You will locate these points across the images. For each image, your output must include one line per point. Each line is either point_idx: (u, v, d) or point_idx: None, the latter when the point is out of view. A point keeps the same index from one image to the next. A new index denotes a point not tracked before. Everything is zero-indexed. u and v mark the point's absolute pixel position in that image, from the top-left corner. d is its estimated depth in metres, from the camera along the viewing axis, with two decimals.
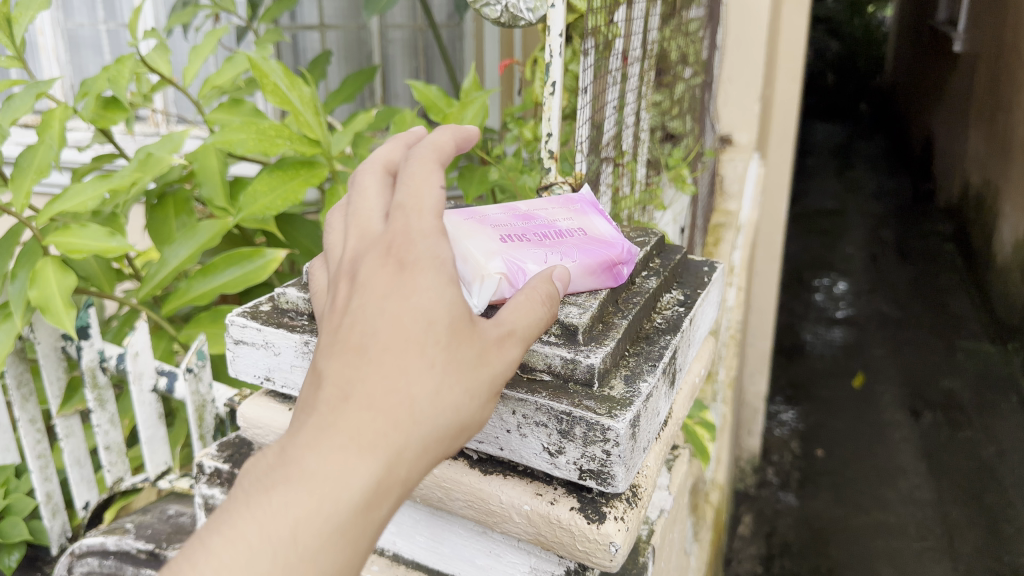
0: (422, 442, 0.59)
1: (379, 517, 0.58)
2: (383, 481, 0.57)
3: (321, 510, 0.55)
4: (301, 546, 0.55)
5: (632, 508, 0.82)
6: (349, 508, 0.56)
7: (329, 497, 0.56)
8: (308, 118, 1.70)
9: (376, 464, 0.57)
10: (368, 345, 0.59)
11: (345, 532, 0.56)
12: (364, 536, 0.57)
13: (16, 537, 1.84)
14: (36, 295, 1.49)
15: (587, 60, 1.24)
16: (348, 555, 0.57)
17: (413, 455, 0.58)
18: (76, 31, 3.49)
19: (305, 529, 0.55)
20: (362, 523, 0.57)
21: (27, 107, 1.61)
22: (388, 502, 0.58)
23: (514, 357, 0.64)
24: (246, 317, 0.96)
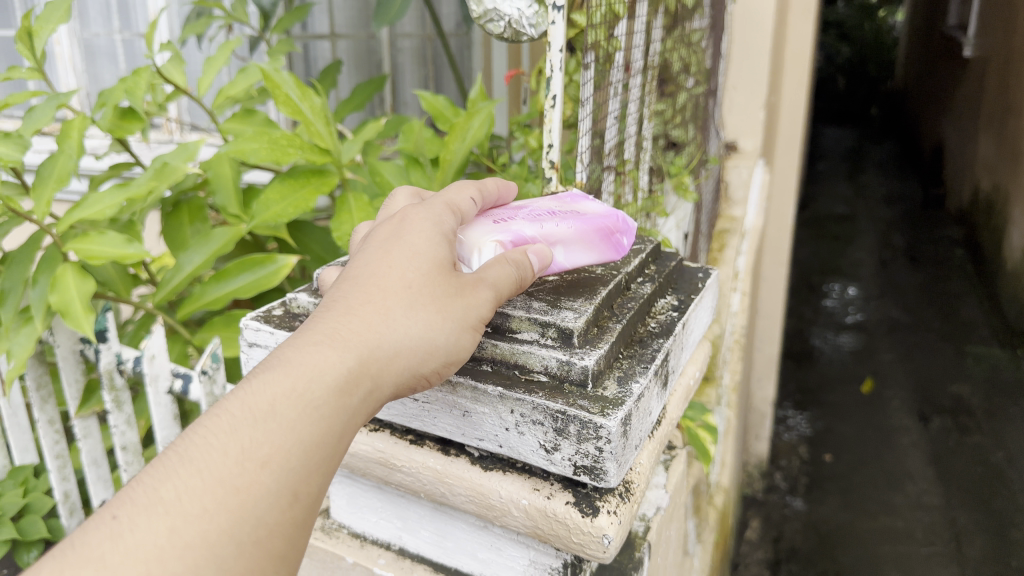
0: (395, 347, 0.72)
1: (348, 409, 0.69)
2: (356, 373, 0.69)
3: (301, 386, 0.67)
4: (278, 412, 0.65)
5: (625, 502, 0.86)
6: (324, 387, 0.67)
7: (308, 376, 0.67)
8: (319, 127, 1.74)
9: (353, 355, 0.70)
10: (359, 276, 0.75)
11: (319, 412, 0.67)
12: (335, 419, 0.67)
13: (35, 535, 1.90)
14: (57, 299, 1.55)
15: (588, 73, 1.29)
16: (318, 432, 0.66)
17: (384, 361, 0.71)
18: (92, 41, 3.56)
19: (284, 400, 0.66)
20: (334, 406, 0.67)
21: (48, 118, 1.66)
22: (357, 397, 0.69)
23: (489, 302, 0.77)
24: (260, 321, 1.01)
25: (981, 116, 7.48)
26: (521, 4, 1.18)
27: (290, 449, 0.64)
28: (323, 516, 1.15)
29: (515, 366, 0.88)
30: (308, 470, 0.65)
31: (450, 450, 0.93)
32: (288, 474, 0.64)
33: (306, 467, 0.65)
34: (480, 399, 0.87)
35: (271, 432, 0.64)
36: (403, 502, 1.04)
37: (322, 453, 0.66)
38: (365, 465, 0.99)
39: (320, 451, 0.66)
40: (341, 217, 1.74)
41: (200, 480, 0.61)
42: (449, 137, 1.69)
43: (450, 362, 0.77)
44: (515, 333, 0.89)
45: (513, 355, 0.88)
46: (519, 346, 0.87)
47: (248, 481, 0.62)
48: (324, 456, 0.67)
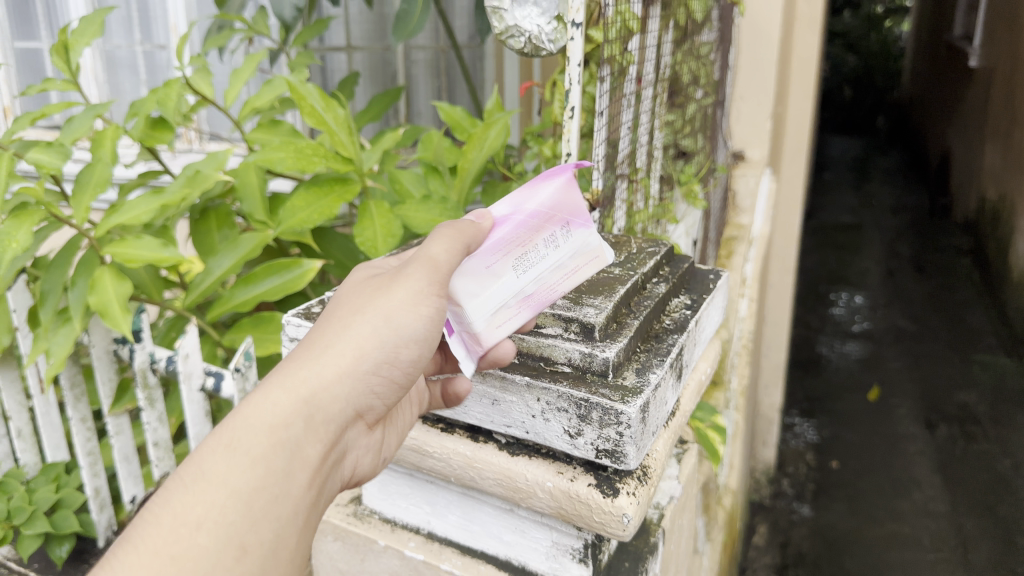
0: (319, 373, 0.81)
1: (285, 437, 0.78)
2: (284, 406, 0.79)
3: (233, 435, 0.77)
4: (210, 473, 0.75)
5: (643, 485, 0.93)
6: (254, 429, 0.77)
7: (239, 425, 0.77)
8: (342, 137, 1.81)
9: (280, 391, 0.79)
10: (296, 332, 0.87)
11: (255, 453, 0.77)
12: (272, 457, 0.77)
13: (67, 529, 1.97)
14: (95, 300, 1.63)
15: (603, 86, 1.36)
16: (256, 471, 0.76)
17: (310, 386, 0.80)
18: (113, 53, 3.64)
19: (218, 453, 0.76)
20: (266, 440, 0.77)
21: (86, 128, 1.74)
22: (293, 423, 0.78)
23: (421, 277, 0.82)
24: (301, 317, 1.09)
25: (987, 126, 7.54)
26: (540, 20, 1.24)
27: (226, 494, 0.74)
28: (355, 503, 1.21)
29: (541, 358, 0.95)
30: (249, 508, 0.75)
31: (479, 437, 1.01)
32: (229, 518, 0.74)
33: (246, 504, 0.75)
34: (508, 388, 0.94)
35: (206, 484, 0.74)
36: (432, 488, 1.10)
37: (265, 484, 0.76)
38: (398, 453, 1.06)
39: (261, 485, 0.76)
40: (363, 222, 1.78)
41: (143, 552, 0.70)
42: (467, 146, 1.75)
43: (394, 358, 0.84)
44: (540, 328, 0.96)
45: (539, 348, 0.95)
46: (544, 339, 0.94)
47: (186, 534, 0.72)
48: (267, 486, 0.76)
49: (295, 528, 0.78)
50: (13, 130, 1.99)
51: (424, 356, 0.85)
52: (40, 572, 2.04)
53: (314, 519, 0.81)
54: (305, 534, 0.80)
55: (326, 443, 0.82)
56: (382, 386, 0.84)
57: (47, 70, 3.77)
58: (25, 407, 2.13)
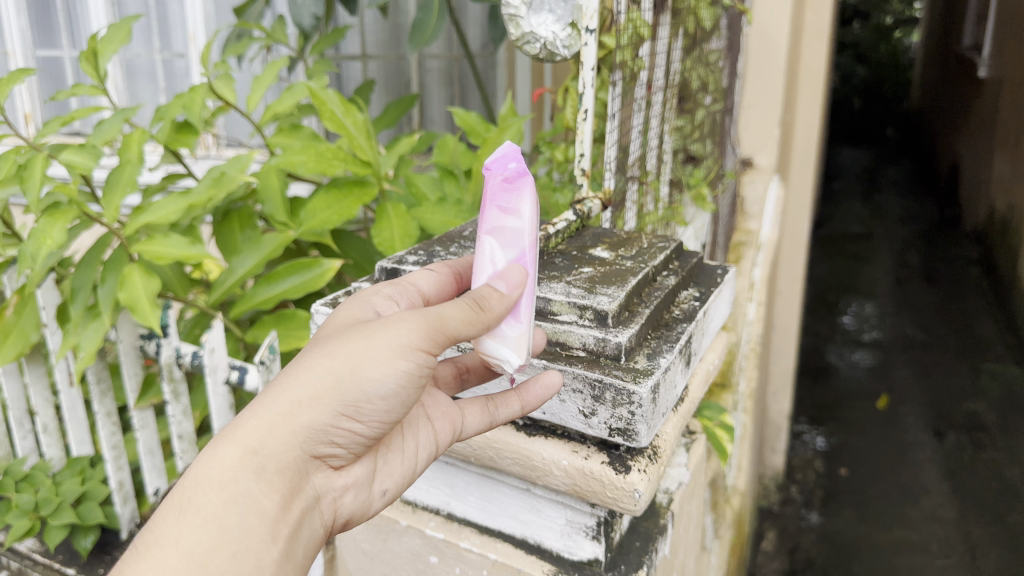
0: (268, 425, 0.80)
1: (237, 491, 0.78)
2: (234, 462, 0.78)
3: (184, 497, 0.77)
4: (165, 527, 0.77)
5: (653, 463, 0.99)
6: (204, 488, 0.78)
7: (191, 485, 0.78)
8: (361, 141, 1.87)
9: (230, 447, 0.79)
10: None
11: (209, 510, 0.77)
12: (225, 511, 0.77)
13: (93, 520, 2.02)
14: (125, 296, 1.69)
15: (615, 90, 1.42)
16: (206, 531, 0.76)
17: (259, 441, 0.79)
18: (133, 61, 3.73)
19: (172, 516, 0.77)
20: (218, 497, 0.77)
21: (116, 131, 1.80)
22: (243, 476, 0.78)
23: (404, 328, 0.79)
24: (329, 308, 1.17)
25: (996, 136, 7.57)
26: (556, 28, 1.28)
27: (179, 555, 0.75)
28: None
29: (557, 343, 1.01)
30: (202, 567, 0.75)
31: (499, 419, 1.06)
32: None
33: (197, 563, 0.75)
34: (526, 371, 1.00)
35: (159, 548, 0.76)
36: (451, 471, 1.16)
37: (217, 544, 0.76)
38: None
39: (212, 544, 0.76)
40: (381, 224, 1.83)
41: None
42: (482, 150, 1.80)
43: (359, 409, 0.81)
44: (556, 316, 1.02)
45: (555, 333, 1.01)
46: (561, 325, 1.00)
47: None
48: (219, 544, 0.76)
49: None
50: (43, 134, 2.05)
51: (395, 406, 0.83)
52: (64, 563, 2.10)
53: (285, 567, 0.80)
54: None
55: (286, 491, 0.81)
56: (344, 431, 0.83)
57: (69, 77, 3.86)
58: (51, 403, 2.19)
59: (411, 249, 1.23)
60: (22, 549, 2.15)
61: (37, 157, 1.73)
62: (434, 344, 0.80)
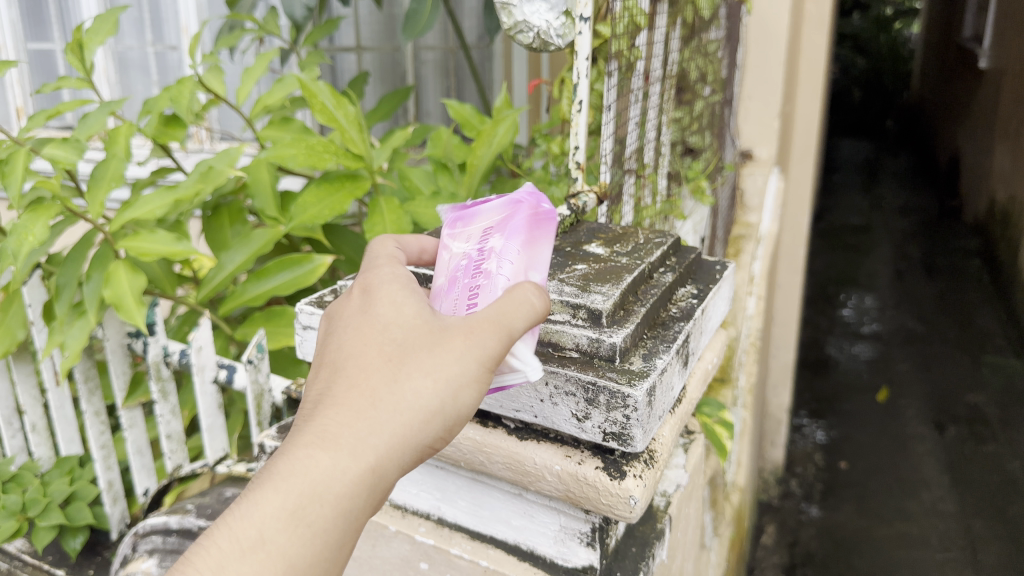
0: (389, 435, 0.69)
1: (349, 505, 0.68)
2: (354, 474, 0.68)
3: (292, 506, 0.66)
4: (265, 539, 0.65)
5: (649, 468, 0.96)
6: (319, 496, 0.67)
7: (305, 492, 0.67)
8: (353, 135, 1.80)
9: (349, 456, 0.68)
10: (337, 360, 0.73)
11: (315, 525, 0.67)
12: (336, 523, 0.67)
13: (81, 521, 1.98)
14: (110, 293, 1.65)
15: (611, 80, 1.37)
16: (319, 544, 0.66)
17: (384, 454, 0.69)
18: (125, 54, 3.67)
19: (278, 520, 0.66)
20: (332, 509, 0.67)
21: (101, 125, 1.76)
22: (358, 492, 0.68)
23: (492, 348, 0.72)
24: (314, 306, 1.14)
25: (997, 127, 7.50)
26: (550, 16, 1.23)
27: (284, 567, 0.65)
28: None
29: (549, 344, 0.97)
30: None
31: (488, 422, 1.03)
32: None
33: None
34: None
35: (265, 553, 0.65)
36: (442, 474, 1.13)
37: (322, 560, 0.67)
38: None
39: (318, 557, 0.67)
40: (373, 217, 1.76)
41: None
42: (476, 142, 1.73)
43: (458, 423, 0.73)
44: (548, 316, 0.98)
45: (547, 334, 0.97)
46: (552, 326, 0.96)
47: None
48: (325, 558, 0.67)
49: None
50: (28, 128, 2.01)
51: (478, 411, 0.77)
52: (54, 564, 2.06)
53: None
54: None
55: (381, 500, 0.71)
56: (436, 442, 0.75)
57: (61, 70, 3.81)
58: (40, 401, 2.16)
59: None
60: (11, 550, 2.12)
61: (19, 151, 1.69)
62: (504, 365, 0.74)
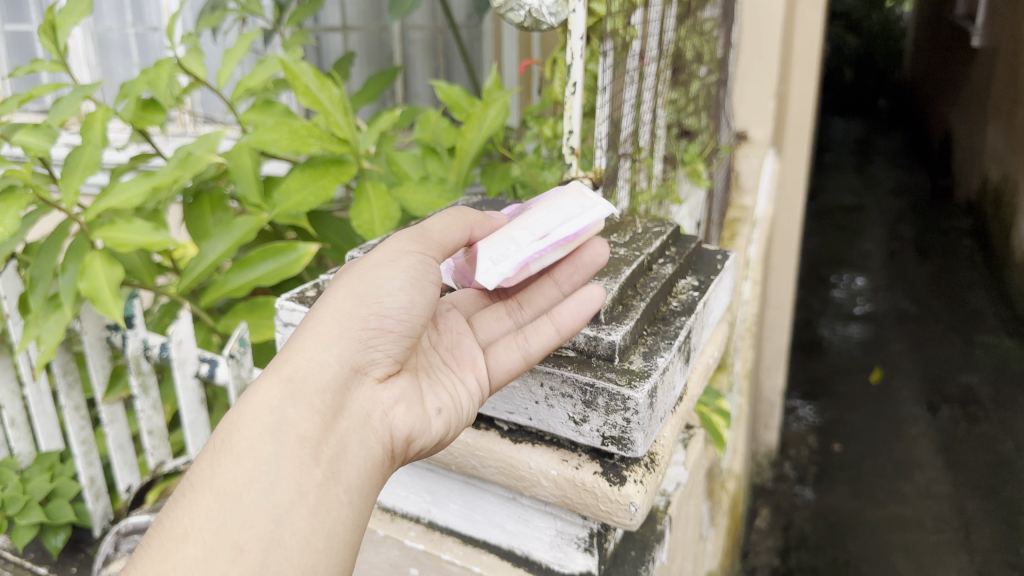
0: (290, 354, 0.79)
1: (275, 419, 0.75)
2: (272, 388, 0.76)
3: (221, 437, 0.75)
4: (202, 472, 0.73)
5: (650, 472, 0.90)
6: (239, 425, 0.75)
7: (225, 429, 0.75)
8: (338, 117, 1.69)
9: (267, 377, 0.77)
10: None
11: (246, 444, 0.74)
12: (264, 435, 0.74)
13: (63, 518, 1.93)
14: (85, 286, 1.59)
15: (606, 61, 1.30)
16: (249, 456, 0.73)
17: (296, 361, 0.78)
18: (105, 35, 3.58)
19: (208, 462, 0.73)
20: (254, 427, 0.74)
21: (74, 110, 1.68)
22: (279, 402, 0.76)
23: (402, 241, 0.85)
24: (295, 302, 1.08)
25: (990, 106, 7.44)
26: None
27: (215, 496, 0.71)
28: None
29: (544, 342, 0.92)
30: (244, 499, 0.71)
31: (480, 424, 0.97)
32: (219, 520, 0.70)
33: (238, 497, 0.71)
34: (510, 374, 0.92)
35: (198, 492, 0.72)
36: (432, 476, 1.08)
37: (257, 469, 0.72)
38: None
39: (251, 474, 0.72)
40: (359, 205, 1.64)
41: (147, 560, 0.69)
42: (466, 126, 1.66)
43: (380, 312, 0.81)
44: None
45: None
46: None
47: (174, 549, 0.69)
48: (258, 474, 0.72)
49: (306, 509, 0.72)
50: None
51: (413, 307, 0.83)
52: (36, 561, 2.01)
53: (334, 495, 0.74)
54: (323, 515, 0.73)
55: (322, 411, 0.77)
56: (377, 340, 0.81)
57: (40, 52, 3.71)
58: (19, 395, 2.09)
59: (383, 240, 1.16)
60: None
61: None
62: (426, 250, 0.86)
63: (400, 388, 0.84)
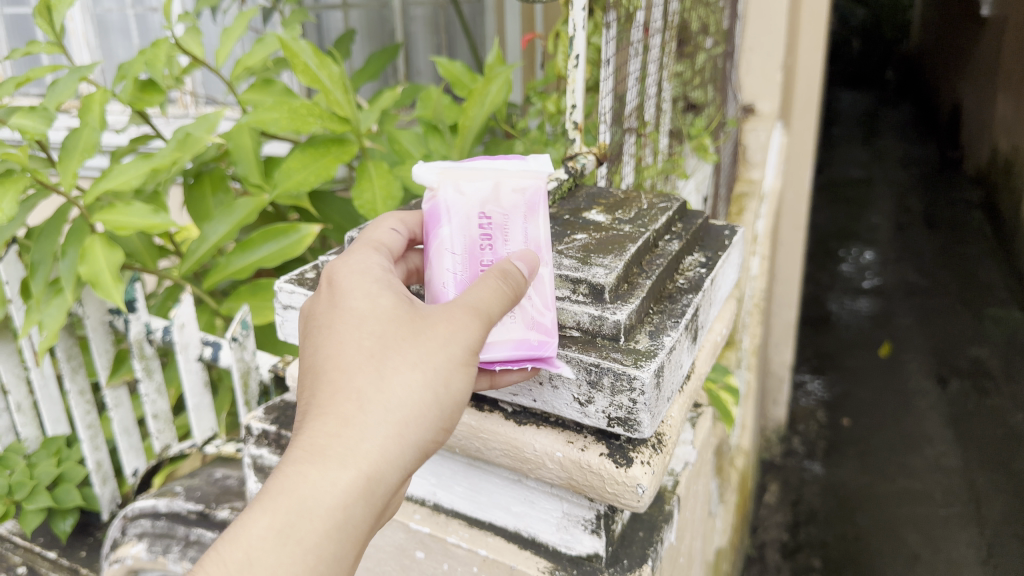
0: (378, 441, 0.71)
1: (343, 517, 0.69)
2: (352, 486, 0.69)
3: (281, 523, 0.68)
4: (257, 560, 0.67)
5: (657, 454, 0.89)
6: (306, 514, 0.68)
7: (296, 511, 0.68)
8: (338, 96, 1.64)
9: (340, 466, 0.69)
10: (318, 369, 0.74)
11: (310, 542, 0.68)
12: (331, 539, 0.69)
13: (71, 503, 1.92)
14: (86, 270, 1.57)
15: (609, 33, 1.26)
16: (314, 558, 0.68)
17: (375, 458, 0.70)
18: (104, 16, 3.54)
19: (267, 549, 0.67)
20: (323, 524, 0.68)
21: (71, 92, 1.65)
22: (354, 502, 0.70)
23: (477, 337, 0.75)
24: (294, 284, 1.06)
25: (1000, 75, 7.30)
26: None
27: None
28: None
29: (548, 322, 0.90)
30: None
31: (484, 406, 0.96)
32: None
33: None
34: None
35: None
36: (437, 458, 1.06)
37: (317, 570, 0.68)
38: None
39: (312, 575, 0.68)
40: (360, 184, 1.59)
41: None
42: (467, 102, 1.61)
43: (454, 419, 0.76)
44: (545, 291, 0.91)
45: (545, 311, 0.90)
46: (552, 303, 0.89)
47: None
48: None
49: None
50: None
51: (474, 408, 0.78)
52: (45, 546, 2.01)
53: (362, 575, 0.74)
54: None
55: (380, 510, 0.73)
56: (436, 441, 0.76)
57: (38, 32, 3.66)
58: (24, 380, 2.08)
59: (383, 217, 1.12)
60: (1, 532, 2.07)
61: None
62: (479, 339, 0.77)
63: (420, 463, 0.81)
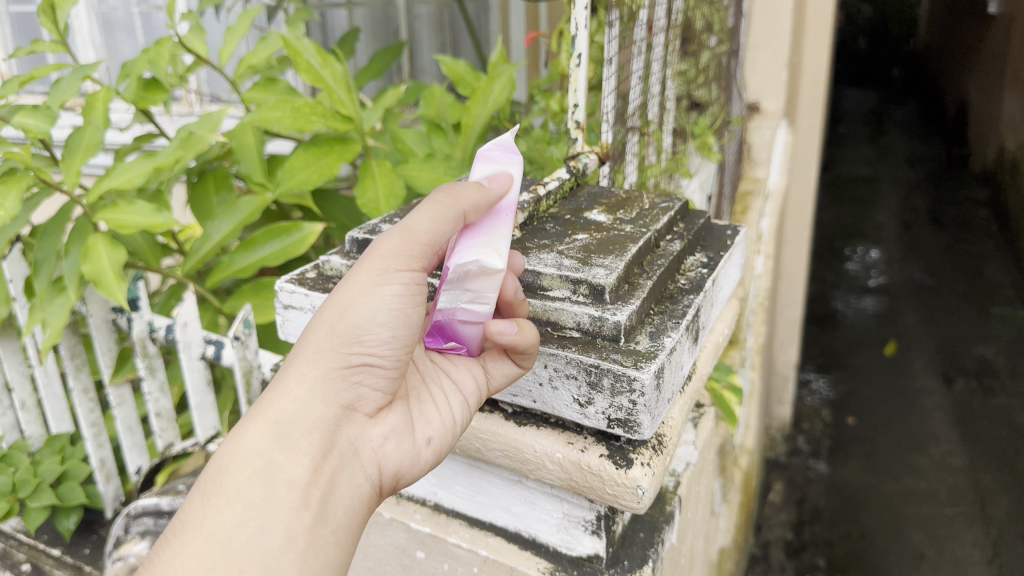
0: (285, 385, 0.76)
1: (264, 463, 0.73)
2: (264, 430, 0.74)
3: (210, 481, 0.73)
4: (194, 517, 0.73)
5: (657, 455, 0.89)
6: (230, 466, 0.73)
7: (217, 470, 0.74)
8: (341, 94, 1.64)
9: (256, 418, 0.75)
10: None
11: (234, 490, 0.72)
12: (252, 484, 0.72)
13: (74, 501, 1.92)
14: (89, 269, 1.57)
15: (612, 32, 1.25)
16: (242, 503, 0.72)
17: (282, 400, 0.75)
18: (110, 15, 3.55)
19: (198, 504, 0.72)
20: (243, 473, 0.73)
21: (74, 90, 1.65)
22: (267, 446, 0.74)
23: (389, 249, 0.76)
24: (295, 283, 1.06)
25: (1006, 72, 7.26)
26: None
27: (204, 539, 0.70)
28: None
29: (548, 322, 0.90)
30: (231, 547, 0.70)
31: (484, 407, 0.96)
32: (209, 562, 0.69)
33: (229, 542, 0.70)
34: None
35: (188, 532, 0.71)
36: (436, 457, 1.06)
37: (245, 515, 0.71)
38: None
39: (241, 519, 0.71)
40: (363, 182, 1.59)
41: None
42: (470, 101, 1.61)
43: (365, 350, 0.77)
44: (546, 291, 0.90)
45: (546, 312, 0.89)
46: (552, 304, 0.89)
47: None
48: (251, 520, 0.71)
49: (298, 555, 0.71)
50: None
51: (395, 338, 0.77)
52: (49, 543, 2.02)
53: (326, 532, 0.73)
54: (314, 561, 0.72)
55: (313, 453, 0.75)
56: (362, 375, 0.77)
57: (44, 31, 3.67)
58: (28, 378, 2.09)
59: (383, 218, 1.12)
60: (6, 529, 2.08)
61: None
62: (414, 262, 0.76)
63: (392, 419, 0.81)
